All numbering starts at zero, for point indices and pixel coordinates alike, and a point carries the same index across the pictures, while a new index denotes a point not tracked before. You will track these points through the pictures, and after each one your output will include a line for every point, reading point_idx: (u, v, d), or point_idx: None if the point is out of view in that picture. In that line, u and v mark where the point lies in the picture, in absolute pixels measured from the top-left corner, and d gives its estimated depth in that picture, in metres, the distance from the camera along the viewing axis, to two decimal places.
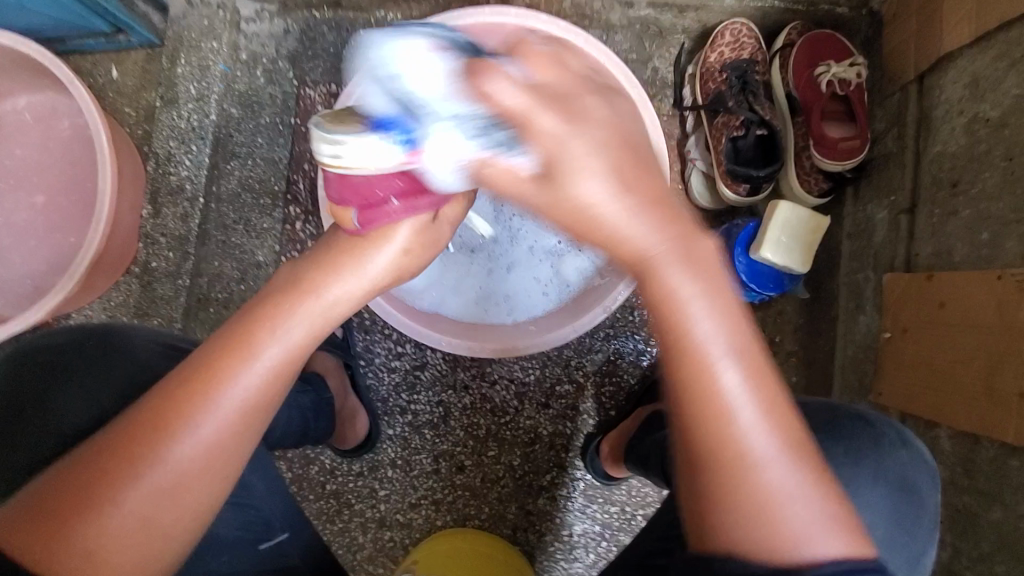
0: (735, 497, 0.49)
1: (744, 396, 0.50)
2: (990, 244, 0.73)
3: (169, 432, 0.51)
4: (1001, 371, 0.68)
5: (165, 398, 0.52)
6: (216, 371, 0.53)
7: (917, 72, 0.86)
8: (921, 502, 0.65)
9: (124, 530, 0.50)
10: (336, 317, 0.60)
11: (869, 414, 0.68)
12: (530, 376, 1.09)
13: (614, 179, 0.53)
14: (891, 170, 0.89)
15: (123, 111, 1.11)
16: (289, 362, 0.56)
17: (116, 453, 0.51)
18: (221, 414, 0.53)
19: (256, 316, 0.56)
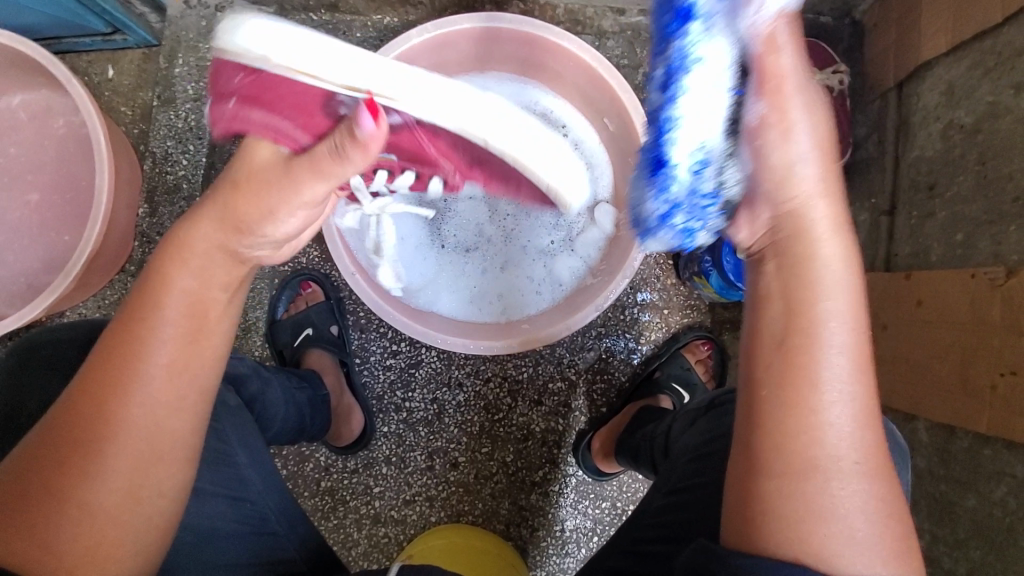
0: (809, 504, 0.47)
1: (840, 381, 0.49)
2: (964, 244, 0.76)
3: (88, 415, 0.51)
4: (974, 366, 0.71)
5: (85, 378, 0.52)
6: (120, 352, 0.53)
7: (897, 80, 0.90)
8: (915, 499, 0.67)
9: (90, 523, 0.50)
10: (221, 271, 0.58)
11: None
12: (523, 373, 1.11)
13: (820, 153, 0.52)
14: (872, 173, 0.93)
15: (119, 110, 1.12)
16: (197, 303, 0.56)
17: (51, 444, 0.51)
18: (156, 375, 0.53)
19: (146, 288, 0.55)
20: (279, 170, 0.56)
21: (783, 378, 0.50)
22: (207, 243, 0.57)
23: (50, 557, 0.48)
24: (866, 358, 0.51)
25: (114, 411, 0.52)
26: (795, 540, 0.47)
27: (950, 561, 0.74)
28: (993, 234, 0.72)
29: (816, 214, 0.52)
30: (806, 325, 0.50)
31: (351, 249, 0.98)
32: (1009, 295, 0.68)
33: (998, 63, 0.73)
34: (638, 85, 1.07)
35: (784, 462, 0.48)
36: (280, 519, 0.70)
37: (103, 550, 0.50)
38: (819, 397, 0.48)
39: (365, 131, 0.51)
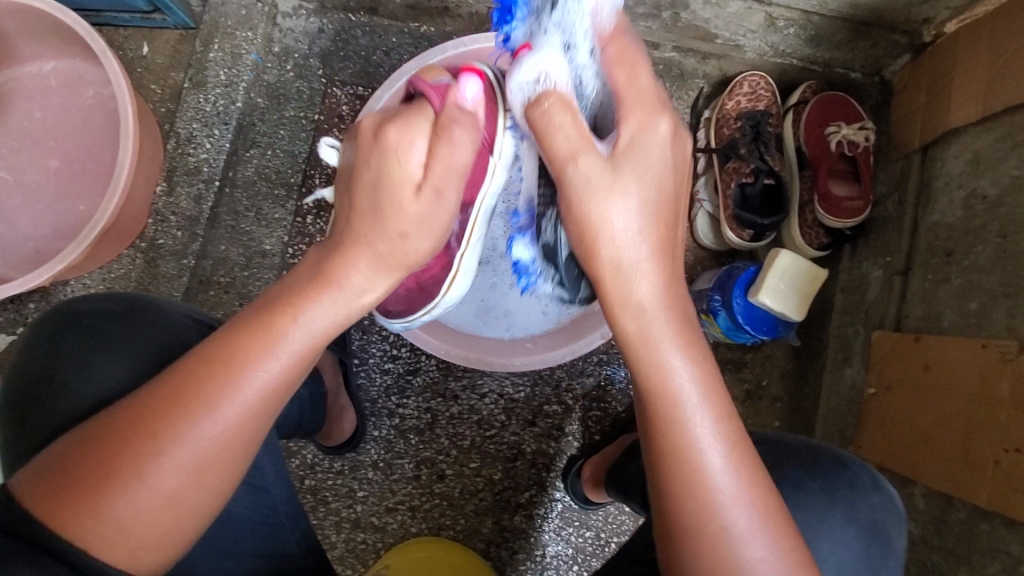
0: (722, 565, 0.52)
1: (712, 439, 0.53)
2: (978, 313, 0.76)
3: (188, 409, 0.50)
4: (978, 437, 0.71)
5: (181, 378, 0.51)
6: (236, 351, 0.52)
7: (923, 142, 0.90)
8: (890, 546, 0.66)
9: (155, 508, 0.50)
10: (365, 307, 0.57)
11: (855, 463, 0.69)
12: (520, 393, 1.10)
13: (648, 213, 0.55)
14: (889, 232, 0.93)
15: (149, 87, 1.12)
16: (313, 347, 0.54)
17: (142, 427, 0.50)
18: (243, 398, 0.52)
19: (281, 300, 0.54)
20: (418, 197, 0.55)
21: (678, 473, 0.53)
22: (363, 275, 0.55)
23: (112, 534, 0.49)
24: (724, 401, 0.55)
25: (211, 414, 0.51)
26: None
27: None
28: (1009, 307, 0.72)
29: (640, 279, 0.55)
30: (665, 382, 0.54)
31: None
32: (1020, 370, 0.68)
33: None
34: None
35: (686, 535, 0.53)
36: (289, 513, 0.69)
37: (160, 539, 0.51)
38: (696, 465, 0.53)
39: (471, 104, 0.62)
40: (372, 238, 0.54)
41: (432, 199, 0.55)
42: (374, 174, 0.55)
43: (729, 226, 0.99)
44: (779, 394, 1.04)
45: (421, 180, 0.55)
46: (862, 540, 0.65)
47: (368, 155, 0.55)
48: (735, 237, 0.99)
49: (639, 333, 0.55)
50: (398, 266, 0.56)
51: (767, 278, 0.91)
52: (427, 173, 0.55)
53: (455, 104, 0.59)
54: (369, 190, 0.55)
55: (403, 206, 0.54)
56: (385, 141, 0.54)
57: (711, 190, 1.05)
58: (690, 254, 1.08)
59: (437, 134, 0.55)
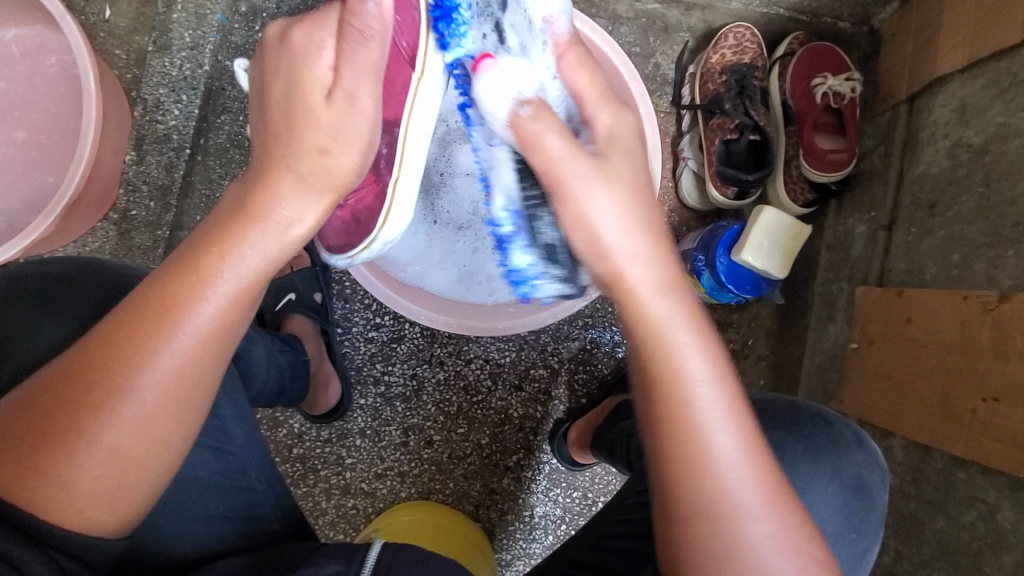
0: (718, 532, 0.50)
1: (711, 397, 0.53)
2: (960, 265, 0.75)
3: (125, 359, 0.50)
4: (956, 387, 0.71)
5: (116, 328, 0.50)
6: (173, 298, 0.51)
7: (909, 92, 0.87)
8: (873, 503, 0.67)
9: (105, 463, 0.50)
10: (297, 245, 0.56)
11: (830, 414, 0.70)
12: (506, 358, 1.10)
13: (624, 211, 0.57)
14: (873, 186, 0.91)
15: (113, 53, 1.06)
16: (247, 290, 0.54)
17: (75, 384, 0.49)
18: (179, 346, 0.51)
19: (209, 241, 0.53)
20: (327, 98, 0.54)
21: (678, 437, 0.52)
22: (296, 204, 0.55)
23: (63, 494, 0.49)
24: (725, 369, 0.56)
25: (150, 364, 0.50)
26: (707, 565, 0.50)
27: None
28: (990, 257, 0.71)
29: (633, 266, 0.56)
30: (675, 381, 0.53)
31: None
32: (1000, 321, 0.67)
33: (1013, 83, 0.72)
34: (649, 74, 1.06)
35: (676, 490, 0.52)
36: (261, 475, 0.67)
37: (113, 495, 0.51)
38: (698, 437, 0.52)
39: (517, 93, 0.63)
40: (293, 157, 0.54)
41: (348, 107, 0.54)
42: (286, 83, 0.55)
43: (713, 183, 0.98)
44: (764, 353, 1.04)
45: (331, 84, 0.54)
46: (839, 492, 0.66)
47: (277, 57, 0.55)
48: (719, 195, 0.98)
49: (667, 314, 0.55)
50: (325, 186, 0.56)
51: (751, 235, 0.90)
52: (337, 78, 0.54)
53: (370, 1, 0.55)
54: (282, 106, 0.55)
55: (313, 107, 0.54)
56: (291, 43, 0.54)
57: (696, 148, 1.02)
58: (675, 215, 1.06)
59: (343, 31, 0.53)
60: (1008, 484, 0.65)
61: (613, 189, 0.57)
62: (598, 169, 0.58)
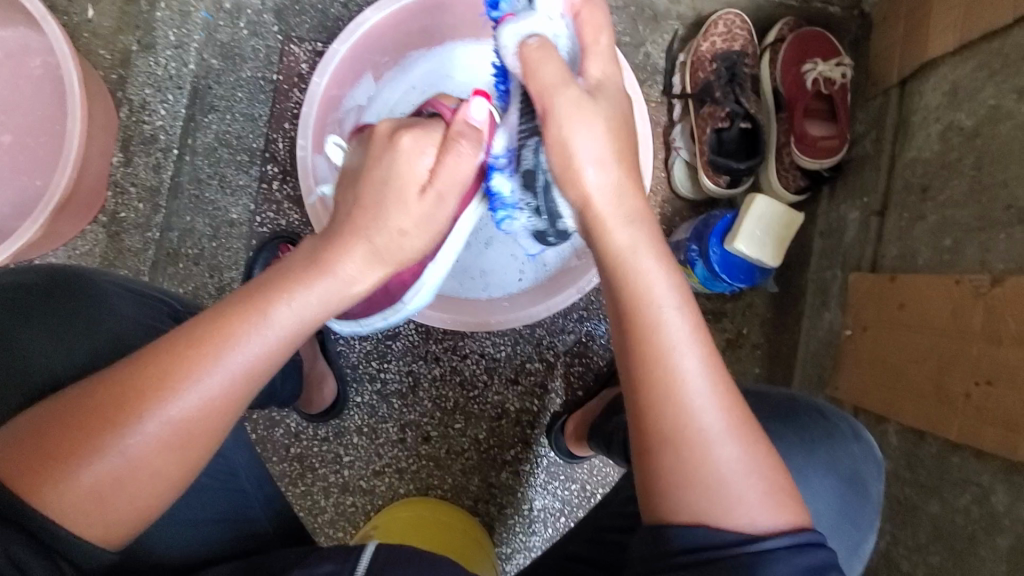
0: (694, 470, 0.52)
1: (687, 345, 0.53)
2: (952, 249, 0.75)
3: (176, 386, 0.50)
4: (949, 371, 0.71)
5: (172, 354, 0.50)
6: (231, 330, 0.52)
7: (900, 77, 0.87)
8: (868, 494, 0.67)
9: (124, 477, 0.49)
10: (349, 300, 0.57)
11: (828, 409, 0.70)
12: (501, 352, 1.10)
13: (612, 131, 0.55)
14: (865, 172, 0.91)
15: (97, 53, 1.05)
16: (297, 335, 0.54)
17: (118, 400, 0.49)
18: (229, 377, 0.52)
19: (271, 288, 0.54)
20: (423, 199, 0.56)
21: (647, 366, 0.53)
22: (354, 269, 0.56)
23: (91, 510, 0.49)
24: (700, 316, 0.55)
25: (188, 390, 0.50)
26: (679, 505, 0.52)
27: (909, 564, 0.75)
28: (982, 241, 0.71)
29: (646, 263, 0.54)
30: (656, 333, 0.53)
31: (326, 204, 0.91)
32: (992, 304, 0.67)
33: (1005, 65, 0.71)
34: (639, 63, 1.05)
35: (656, 438, 0.53)
36: (250, 476, 0.69)
37: (139, 515, 0.51)
38: (671, 368, 0.52)
39: (476, 123, 0.58)
40: (366, 225, 0.56)
41: (439, 199, 0.57)
42: (385, 171, 0.56)
43: (706, 172, 0.97)
44: (759, 341, 1.03)
45: (426, 184, 0.56)
46: (836, 484, 0.66)
47: (380, 157, 0.56)
48: (711, 183, 0.97)
49: (631, 243, 0.55)
50: (383, 261, 0.57)
51: (743, 224, 0.89)
52: (433, 180, 0.56)
53: (463, 120, 0.57)
54: (375, 188, 0.56)
55: (405, 198, 0.56)
56: (398, 146, 0.56)
57: (687, 137, 1.02)
58: (668, 205, 1.06)
59: (447, 145, 0.56)
60: (1003, 467, 0.65)
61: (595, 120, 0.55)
62: (588, 96, 0.55)
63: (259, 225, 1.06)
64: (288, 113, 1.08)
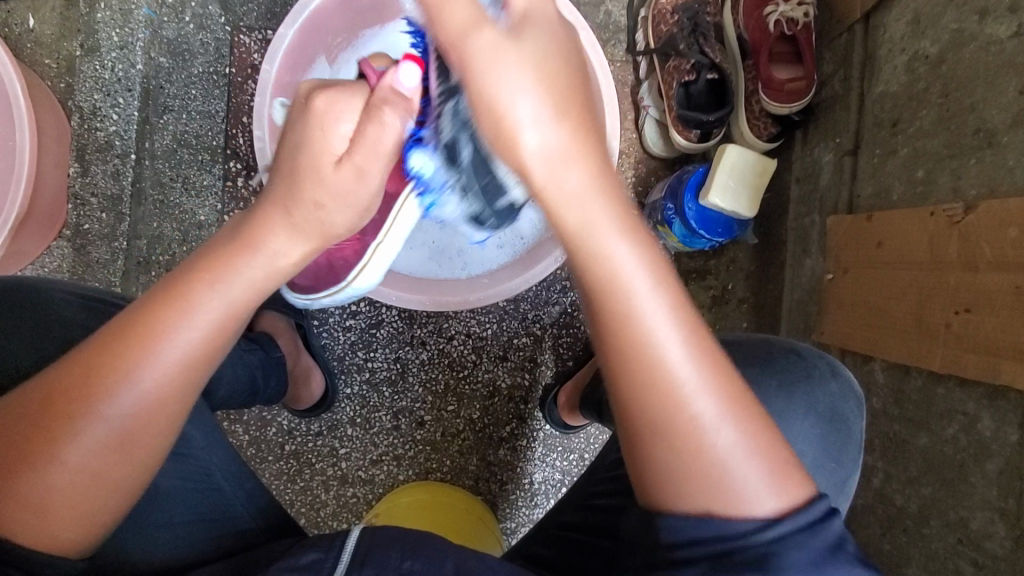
0: (690, 480, 0.51)
1: (666, 326, 0.51)
2: (925, 180, 0.74)
3: (108, 384, 0.50)
4: (930, 304, 0.71)
5: (103, 344, 0.51)
6: (157, 318, 0.51)
7: (863, 11, 0.84)
8: (850, 431, 0.67)
9: (65, 486, 0.50)
10: (284, 274, 0.55)
11: (802, 347, 0.70)
12: (487, 330, 1.09)
13: (548, 100, 0.46)
14: (836, 112, 0.89)
15: (42, 63, 1.01)
16: (230, 320, 0.53)
17: (59, 412, 0.49)
18: (162, 368, 0.51)
19: (202, 269, 0.53)
20: (340, 173, 0.50)
21: (637, 414, 0.52)
22: (273, 242, 0.53)
23: (35, 517, 0.49)
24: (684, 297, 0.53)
25: (129, 389, 0.50)
26: (672, 499, 0.52)
27: (903, 498, 0.75)
28: (954, 169, 0.70)
29: (565, 176, 0.48)
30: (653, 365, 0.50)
31: None
32: (968, 232, 0.67)
33: None
34: (600, 23, 1.05)
35: (659, 437, 0.52)
36: (226, 474, 0.66)
37: (87, 517, 0.51)
38: (659, 369, 0.51)
39: (403, 91, 0.52)
40: (295, 181, 0.51)
41: (354, 176, 0.51)
42: (297, 142, 0.51)
43: (676, 128, 0.96)
44: (744, 295, 1.06)
45: (342, 156, 0.50)
46: (813, 420, 0.66)
47: (302, 123, 0.51)
48: (682, 139, 0.96)
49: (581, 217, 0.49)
50: (308, 240, 0.54)
51: (716, 177, 0.86)
52: (350, 150, 0.50)
53: (390, 86, 0.51)
54: (292, 143, 0.52)
55: (330, 145, 0.50)
56: (314, 107, 0.50)
57: (656, 95, 1.02)
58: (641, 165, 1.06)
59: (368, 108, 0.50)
60: (986, 394, 0.66)
61: (523, 56, 0.46)
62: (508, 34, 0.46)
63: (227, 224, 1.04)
64: (246, 108, 1.05)
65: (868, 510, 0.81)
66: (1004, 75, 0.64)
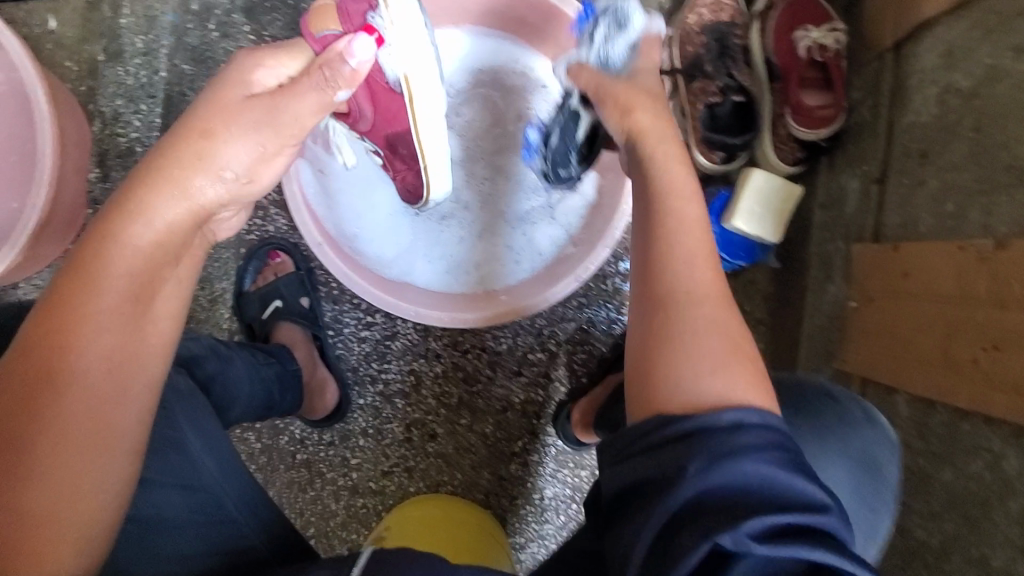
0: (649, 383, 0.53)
1: (688, 252, 0.57)
2: (955, 214, 0.73)
3: (51, 371, 0.48)
4: (957, 338, 0.70)
5: (35, 327, 0.50)
6: (82, 273, 0.52)
7: (895, 40, 0.84)
8: (883, 477, 0.70)
9: (45, 498, 0.47)
10: (207, 208, 0.59)
11: (837, 392, 0.73)
12: (503, 344, 1.09)
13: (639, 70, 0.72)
14: (863, 140, 0.90)
15: (62, 65, 1.01)
16: (165, 244, 0.56)
17: (18, 377, 0.48)
18: (102, 322, 0.51)
19: (116, 210, 0.54)
20: (242, 153, 0.59)
21: (652, 298, 0.55)
22: (171, 193, 0.56)
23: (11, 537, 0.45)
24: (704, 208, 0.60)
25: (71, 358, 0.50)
26: (655, 390, 0.51)
27: (924, 531, 0.75)
28: (985, 204, 0.70)
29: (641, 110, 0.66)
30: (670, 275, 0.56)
31: (312, 207, 0.90)
32: (997, 270, 0.66)
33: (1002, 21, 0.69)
34: None
35: (650, 302, 0.55)
36: (238, 503, 0.65)
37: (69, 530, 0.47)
38: (671, 271, 0.55)
39: (353, 64, 0.59)
40: (183, 143, 0.57)
41: (264, 111, 0.59)
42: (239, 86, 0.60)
43: (699, 150, 0.96)
44: (762, 317, 1.07)
45: (229, 169, 0.59)
46: (843, 464, 0.71)
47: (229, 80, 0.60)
48: (705, 161, 0.96)
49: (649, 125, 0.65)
50: (250, 158, 0.59)
51: (740, 201, 0.86)
52: (247, 102, 0.59)
53: (339, 51, 0.59)
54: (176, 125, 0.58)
55: (231, 109, 0.58)
56: (238, 65, 0.61)
57: None
58: None
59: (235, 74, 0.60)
60: (1013, 432, 0.65)
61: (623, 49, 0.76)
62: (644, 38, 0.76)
63: (247, 233, 1.04)
64: None
65: (888, 544, 0.80)
66: None
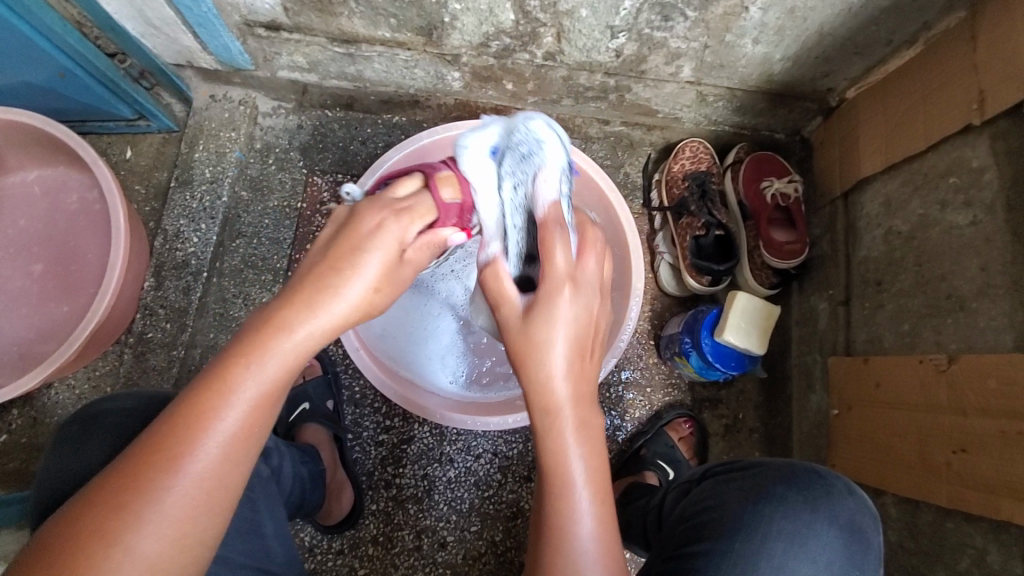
0: (557, 542, 0.56)
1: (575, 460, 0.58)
2: (911, 333, 0.86)
3: (140, 498, 0.47)
4: (930, 443, 0.78)
5: (135, 470, 0.48)
6: (178, 430, 0.49)
7: (842, 190, 1.03)
8: (870, 543, 0.69)
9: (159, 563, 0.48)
10: (281, 384, 0.53)
11: (820, 467, 0.74)
12: (514, 450, 1.13)
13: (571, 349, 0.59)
14: (827, 269, 1.05)
15: (133, 188, 1.19)
16: (265, 400, 0.52)
17: (107, 502, 0.47)
18: (194, 472, 0.49)
19: (210, 374, 0.51)
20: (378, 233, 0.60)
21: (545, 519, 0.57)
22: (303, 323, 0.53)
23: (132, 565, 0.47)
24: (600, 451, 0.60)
25: (227, 406, 0.50)
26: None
27: None
28: (934, 325, 0.82)
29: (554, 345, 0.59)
30: (540, 369, 0.59)
31: None
32: (954, 380, 0.76)
33: (925, 182, 0.86)
34: (620, 182, 1.25)
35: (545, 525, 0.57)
36: None
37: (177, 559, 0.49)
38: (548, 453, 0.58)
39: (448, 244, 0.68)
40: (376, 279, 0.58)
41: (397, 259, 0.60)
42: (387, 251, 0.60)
43: (690, 274, 1.12)
44: (755, 425, 1.15)
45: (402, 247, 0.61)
46: (836, 532, 0.69)
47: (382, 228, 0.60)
48: (695, 283, 1.12)
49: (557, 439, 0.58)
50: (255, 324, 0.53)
51: (729, 319, 0.99)
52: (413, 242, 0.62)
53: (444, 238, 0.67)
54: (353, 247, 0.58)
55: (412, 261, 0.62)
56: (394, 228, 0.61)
57: (669, 243, 1.18)
58: (657, 303, 1.20)
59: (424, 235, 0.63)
60: (992, 528, 0.71)
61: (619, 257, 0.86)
62: None
63: None
64: (311, 237, 1.21)
65: None
66: (967, 254, 0.78)
